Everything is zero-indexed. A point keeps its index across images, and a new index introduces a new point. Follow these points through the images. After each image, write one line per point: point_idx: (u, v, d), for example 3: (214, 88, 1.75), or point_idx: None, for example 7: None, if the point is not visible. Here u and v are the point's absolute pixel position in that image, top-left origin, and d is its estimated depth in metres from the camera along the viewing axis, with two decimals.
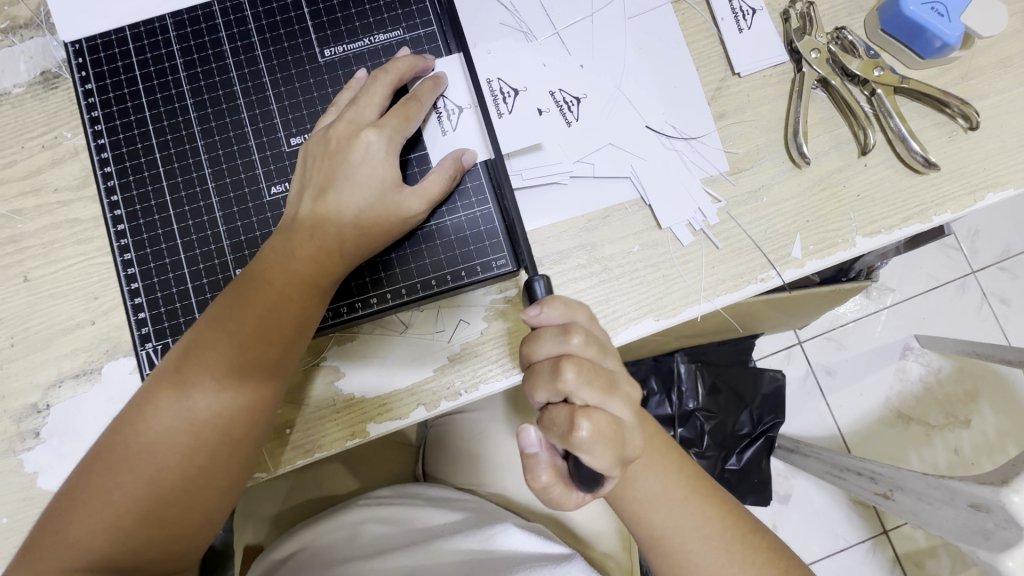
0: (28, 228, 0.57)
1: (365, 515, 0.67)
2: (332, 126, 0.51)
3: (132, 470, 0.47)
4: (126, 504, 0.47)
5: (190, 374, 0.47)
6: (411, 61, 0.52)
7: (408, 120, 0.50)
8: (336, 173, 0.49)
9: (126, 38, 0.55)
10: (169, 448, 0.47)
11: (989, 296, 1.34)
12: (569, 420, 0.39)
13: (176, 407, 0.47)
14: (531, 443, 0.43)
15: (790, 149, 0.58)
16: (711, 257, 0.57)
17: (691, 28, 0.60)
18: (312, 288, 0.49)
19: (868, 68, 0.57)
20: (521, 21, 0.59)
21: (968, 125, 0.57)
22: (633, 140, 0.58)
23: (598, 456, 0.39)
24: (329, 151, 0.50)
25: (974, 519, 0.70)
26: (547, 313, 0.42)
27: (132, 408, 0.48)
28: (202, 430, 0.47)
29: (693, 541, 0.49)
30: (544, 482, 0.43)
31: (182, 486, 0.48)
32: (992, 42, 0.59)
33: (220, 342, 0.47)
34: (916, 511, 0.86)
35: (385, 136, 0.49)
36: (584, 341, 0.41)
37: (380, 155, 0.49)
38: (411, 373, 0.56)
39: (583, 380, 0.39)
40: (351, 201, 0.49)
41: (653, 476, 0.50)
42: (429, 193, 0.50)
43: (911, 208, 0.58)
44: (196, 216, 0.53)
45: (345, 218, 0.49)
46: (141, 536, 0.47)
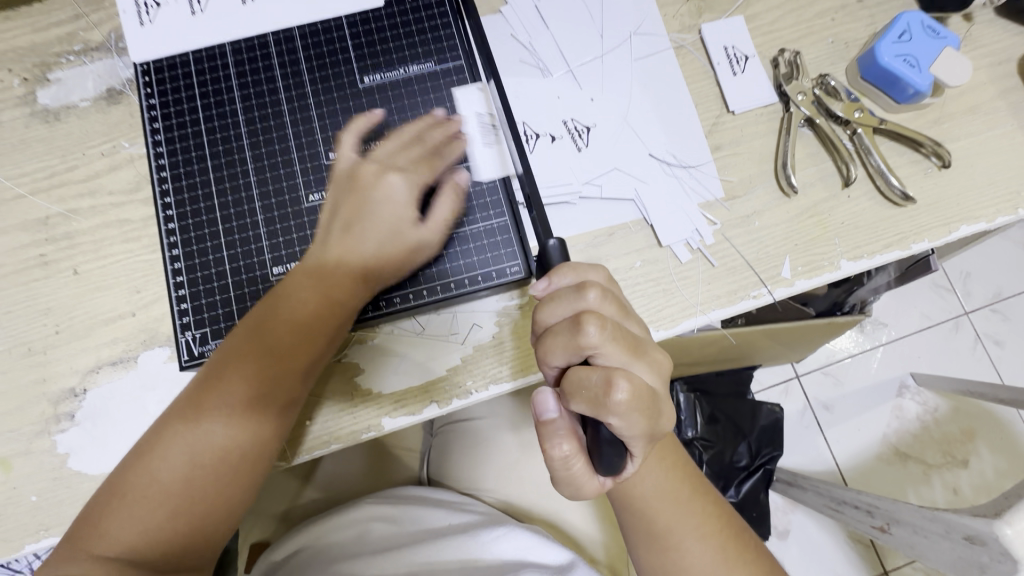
0: (81, 226, 0.63)
1: (373, 514, 0.71)
2: (360, 167, 0.56)
3: (166, 469, 0.50)
4: (159, 500, 0.49)
5: (226, 380, 0.51)
6: (440, 121, 0.59)
7: (433, 170, 0.57)
8: (362, 207, 0.55)
9: (188, 61, 0.62)
10: (201, 448, 0.50)
11: (983, 337, 1.38)
12: (604, 382, 0.39)
13: (197, 431, 0.50)
14: (548, 409, 0.43)
15: (779, 179, 0.63)
16: (707, 275, 0.62)
17: (690, 71, 0.66)
18: (331, 311, 0.53)
19: (851, 110, 0.64)
20: (539, 59, 0.66)
21: (942, 163, 0.63)
22: (637, 166, 0.64)
23: (632, 422, 0.40)
24: (357, 187, 0.55)
25: (969, 550, 0.71)
26: (558, 280, 0.44)
27: (171, 413, 0.51)
28: (236, 431, 0.51)
29: (684, 537, 0.51)
30: (566, 452, 0.42)
31: (207, 497, 0.51)
32: (961, 92, 0.66)
33: (257, 351, 0.51)
34: (913, 543, 0.87)
35: (409, 180, 0.56)
36: (600, 296, 0.43)
37: (401, 196, 0.55)
38: (426, 371, 0.60)
39: (606, 335, 0.41)
40: (370, 238, 0.54)
41: (656, 472, 0.52)
42: (439, 220, 0.56)
43: (891, 236, 0.63)
44: (240, 219, 0.59)
45: (366, 247, 0.54)
46: (170, 531, 0.49)
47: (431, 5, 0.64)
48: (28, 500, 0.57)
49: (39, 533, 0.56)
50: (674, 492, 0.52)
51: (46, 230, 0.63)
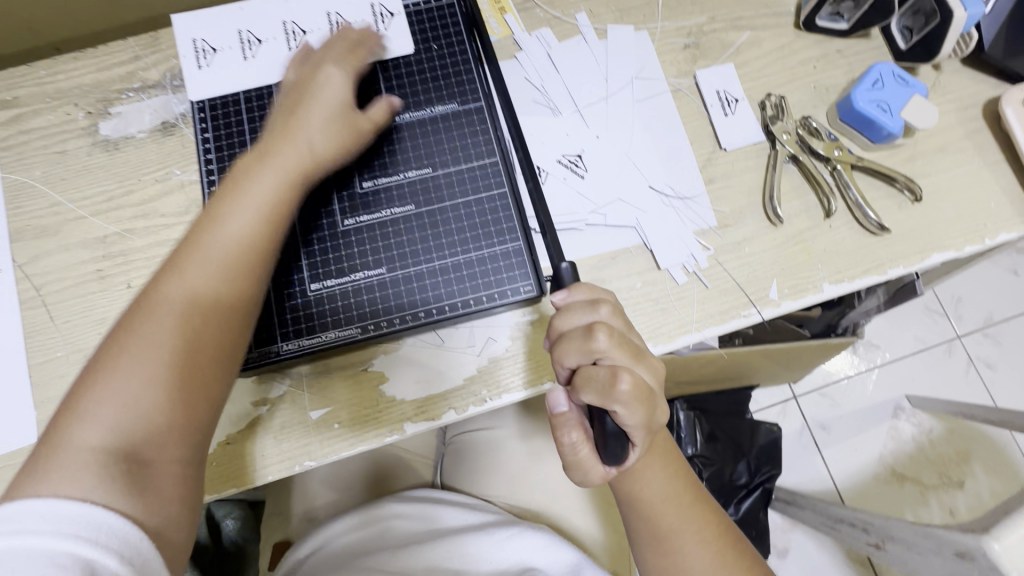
0: (136, 244, 0.70)
1: (395, 512, 0.77)
2: (320, 71, 0.62)
3: (115, 375, 0.45)
4: (116, 418, 0.45)
5: (181, 275, 0.50)
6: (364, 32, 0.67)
7: (359, 61, 0.65)
8: (344, 117, 0.61)
9: (239, 100, 0.70)
10: (156, 342, 0.47)
11: (975, 360, 1.43)
12: (610, 376, 0.45)
13: (147, 328, 0.48)
14: (559, 403, 0.50)
15: (766, 210, 0.70)
16: (702, 295, 0.68)
17: (686, 112, 0.74)
18: (283, 201, 0.56)
19: (830, 148, 0.71)
20: (550, 99, 0.73)
21: (914, 197, 0.70)
22: (638, 197, 0.70)
23: (633, 412, 0.45)
24: (347, 116, 0.61)
25: (961, 565, 0.75)
26: (573, 296, 0.50)
27: (116, 327, 0.49)
28: (202, 304, 0.50)
29: (687, 540, 0.53)
30: (574, 439, 0.49)
31: (167, 411, 0.46)
32: (931, 133, 0.73)
33: (213, 247, 0.52)
34: (908, 560, 0.90)
35: (342, 73, 0.62)
36: (610, 312, 0.49)
37: (339, 83, 0.61)
38: (445, 380, 0.65)
39: (613, 341, 0.46)
40: (319, 104, 0.60)
41: (661, 478, 0.54)
42: (375, 117, 0.63)
43: (869, 262, 0.69)
44: (281, 238, 0.65)
45: (318, 110, 0.59)
46: (134, 448, 0.44)
47: (456, 52, 0.72)
48: None
49: None
50: (678, 496, 0.54)
51: (103, 248, 0.70)
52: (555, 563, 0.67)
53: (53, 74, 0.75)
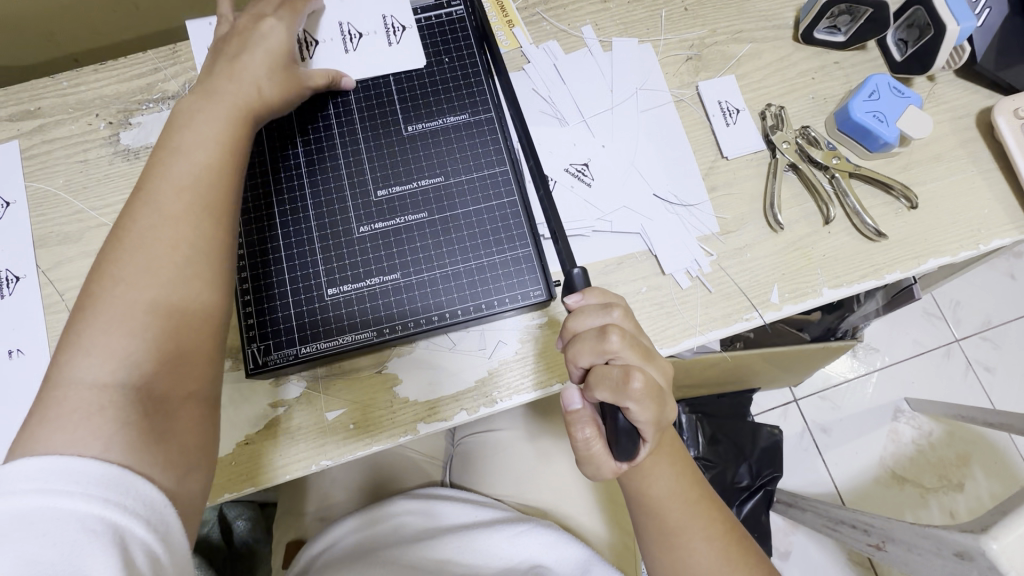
0: None
1: (405, 509, 0.79)
2: (284, 43, 0.65)
3: (101, 334, 0.47)
4: (105, 372, 0.46)
5: (140, 237, 0.51)
6: None
7: (297, 15, 0.67)
8: (283, 67, 0.63)
9: None
10: (133, 296, 0.49)
11: (973, 363, 1.45)
12: (623, 374, 0.47)
13: (120, 284, 0.49)
14: (573, 401, 0.52)
15: (767, 217, 0.72)
16: (705, 300, 0.70)
17: (688, 121, 0.76)
18: (226, 153, 0.56)
19: (829, 157, 0.73)
20: (557, 110, 0.76)
21: (910, 204, 0.72)
22: (643, 204, 0.73)
23: (645, 409, 0.47)
24: (282, 70, 0.63)
25: (961, 565, 0.77)
26: (586, 299, 0.52)
27: (83, 296, 0.49)
28: (178, 253, 0.51)
29: (692, 537, 0.55)
30: (588, 435, 0.51)
31: (154, 357, 0.48)
32: (926, 143, 0.75)
33: (170, 204, 0.52)
34: (907, 560, 0.92)
35: (282, 23, 0.65)
36: (622, 314, 0.51)
37: (281, 35, 0.64)
38: (457, 382, 0.67)
39: (625, 342, 0.49)
40: (261, 60, 0.62)
41: (668, 475, 0.56)
42: (320, 80, 0.67)
43: (868, 268, 0.71)
44: (299, 244, 0.67)
45: (259, 69, 0.62)
46: (137, 396, 0.46)
47: (467, 65, 0.74)
48: None
49: None
50: (685, 493, 0.56)
51: None
52: (566, 559, 0.70)
53: (75, 85, 0.77)
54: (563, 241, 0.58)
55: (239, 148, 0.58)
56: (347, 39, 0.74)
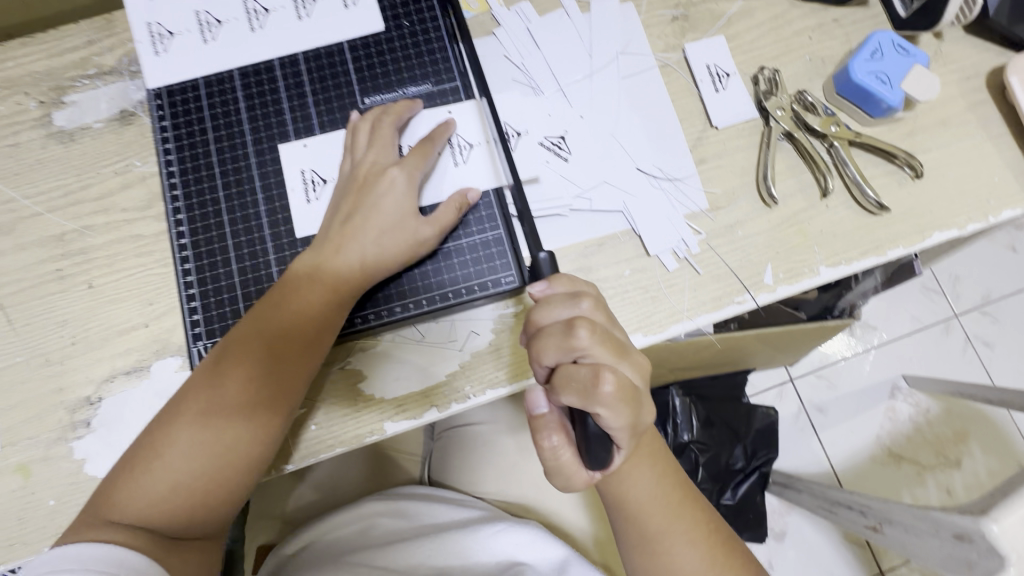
0: (96, 241, 0.66)
1: (380, 509, 0.75)
2: (360, 165, 0.61)
3: (183, 439, 0.53)
4: (171, 471, 0.53)
5: (230, 362, 0.55)
6: (406, 106, 0.63)
7: (401, 113, 0.63)
8: (364, 203, 0.59)
9: (198, 86, 0.67)
10: (216, 409, 0.54)
11: (972, 338, 1.41)
12: (592, 375, 0.42)
13: (214, 393, 0.54)
14: (539, 405, 0.48)
15: (760, 190, 0.67)
16: (694, 282, 0.65)
17: (675, 88, 0.70)
18: (319, 310, 0.57)
19: (827, 124, 0.67)
20: (531, 78, 0.69)
21: (914, 173, 0.67)
22: (625, 180, 0.67)
23: (617, 414, 0.42)
24: (357, 185, 0.60)
25: (958, 548, 0.73)
26: (553, 288, 0.47)
27: (181, 393, 0.56)
28: (252, 395, 0.55)
29: (674, 541, 0.51)
30: (555, 443, 0.47)
31: (211, 472, 0.54)
32: (932, 106, 0.69)
33: (258, 337, 0.56)
34: (906, 544, 0.89)
35: (385, 132, 0.61)
36: (592, 306, 0.46)
37: (402, 189, 0.59)
38: (424, 377, 0.62)
39: (596, 338, 0.44)
40: (376, 226, 0.58)
41: (649, 479, 0.52)
42: (442, 221, 0.59)
43: (868, 244, 0.66)
44: (249, 234, 0.63)
45: (369, 240, 0.58)
46: (182, 503, 0.53)
47: (428, 30, 0.68)
48: (46, 504, 0.59)
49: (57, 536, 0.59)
50: (666, 496, 0.52)
51: (62, 246, 0.65)
52: (543, 559, 0.66)
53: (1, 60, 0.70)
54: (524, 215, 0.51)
55: (313, 326, 0.57)
56: (455, 150, 0.64)
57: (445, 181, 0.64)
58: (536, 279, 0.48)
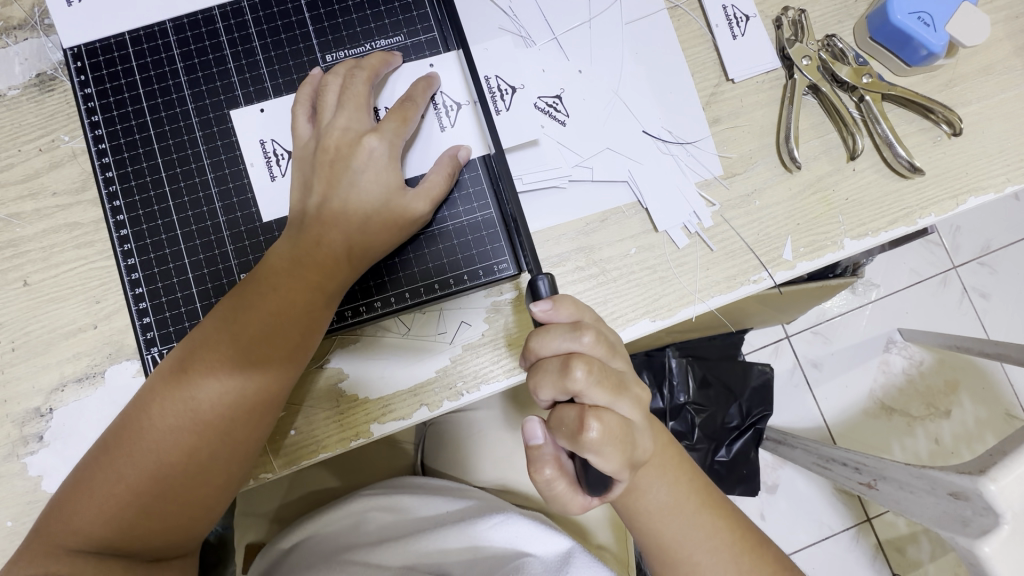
0: (27, 231, 0.57)
1: (369, 504, 0.70)
2: (328, 134, 0.51)
3: (148, 454, 0.48)
4: (137, 490, 0.48)
5: (196, 369, 0.49)
6: (382, 57, 0.54)
7: (376, 70, 0.53)
8: (339, 180, 0.50)
9: (125, 42, 0.57)
10: (184, 423, 0.48)
11: (969, 290, 1.29)
12: (578, 420, 0.39)
13: (182, 403, 0.48)
14: (535, 436, 0.44)
15: (782, 153, 0.59)
16: (706, 260, 0.59)
17: (686, 35, 0.61)
18: (295, 311, 0.49)
19: (857, 75, 0.59)
20: (520, 26, 0.60)
21: (952, 131, 0.59)
22: (630, 144, 0.59)
23: (607, 457, 0.39)
24: (328, 159, 0.51)
25: (953, 506, 0.65)
26: (557, 312, 0.42)
27: (140, 402, 0.49)
28: (227, 406, 0.49)
29: (694, 550, 0.49)
30: (548, 476, 0.43)
31: (187, 486, 0.49)
32: (974, 51, 0.61)
33: (225, 339, 0.49)
34: (898, 499, 0.80)
35: (356, 93, 0.52)
36: (594, 339, 0.42)
37: (383, 161, 0.51)
38: (412, 377, 0.57)
39: (593, 379, 0.40)
40: (359, 207, 0.50)
41: (662, 487, 0.50)
42: (433, 193, 0.52)
43: (897, 211, 0.60)
44: (200, 220, 0.55)
45: (352, 223, 0.50)
46: (151, 524, 0.48)
47: None
48: (3, 526, 0.54)
49: None
50: (681, 503, 0.50)
51: None
52: (546, 550, 0.62)
53: None
54: (528, 244, 0.46)
55: (288, 332, 0.49)
56: (440, 111, 0.55)
57: (431, 144, 0.55)
58: (536, 298, 0.42)
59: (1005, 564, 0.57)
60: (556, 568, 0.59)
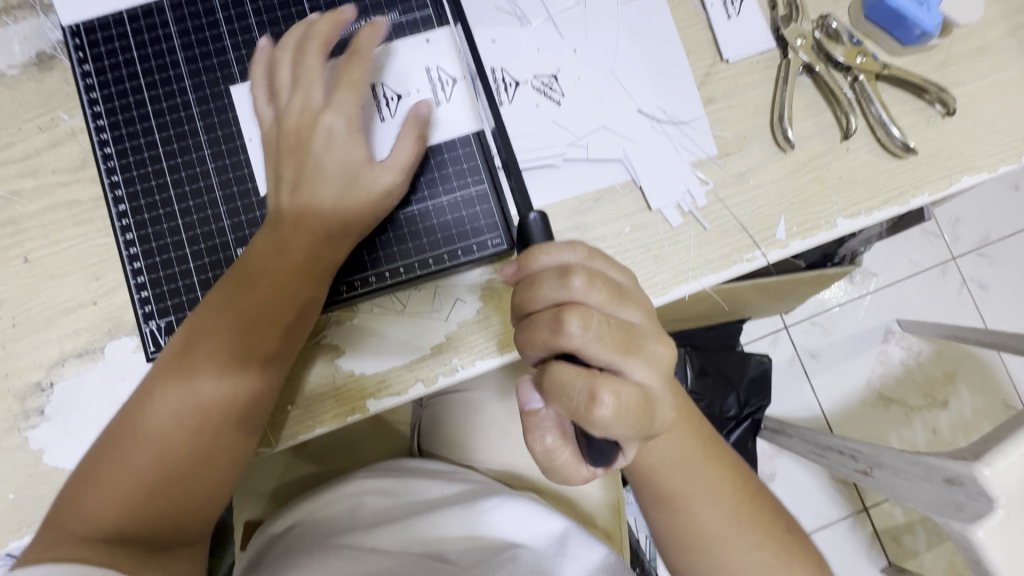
0: (27, 209, 0.57)
1: (364, 487, 0.71)
2: (289, 116, 0.52)
3: (154, 440, 0.49)
4: (144, 477, 0.48)
5: (196, 355, 0.49)
6: (331, 19, 0.52)
7: (326, 37, 0.52)
8: (303, 161, 0.51)
9: (123, 20, 0.57)
10: (187, 409, 0.49)
11: (968, 280, 1.29)
12: (589, 394, 0.38)
13: (184, 388, 0.49)
14: (532, 400, 0.44)
15: (775, 133, 0.60)
16: (699, 239, 0.59)
17: (681, 15, 0.61)
18: (292, 295, 0.50)
19: (852, 55, 0.59)
20: (516, 6, 0.60)
21: (945, 111, 0.60)
22: (625, 123, 0.59)
23: (618, 430, 0.39)
24: (292, 142, 0.52)
25: (949, 491, 0.66)
26: (541, 262, 0.42)
27: (141, 390, 0.50)
28: (232, 390, 0.50)
29: (696, 501, 0.50)
30: (549, 444, 0.44)
31: (195, 469, 0.50)
32: (969, 31, 0.61)
33: (225, 325, 0.49)
34: (894, 485, 0.81)
35: (307, 70, 0.52)
36: (585, 282, 0.41)
37: (343, 135, 0.51)
38: (407, 353, 0.57)
39: (591, 334, 0.39)
40: (328, 189, 0.51)
41: (668, 441, 0.50)
42: (398, 164, 0.51)
43: (890, 191, 0.60)
44: (197, 197, 0.56)
45: (324, 202, 0.51)
46: (160, 509, 0.49)
47: None
48: (5, 498, 0.54)
49: (20, 531, 0.54)
50: (685, 457, 0.50)
51: None
52: (541, 531, 0.63)
53: None
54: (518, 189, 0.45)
55: (287, 314, 0.50)
56: (435, 86, 0.56)
57: (397, 119, 0.55)
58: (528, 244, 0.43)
59: (997, 549, 0.58)
60: (551, 552, 0.60)
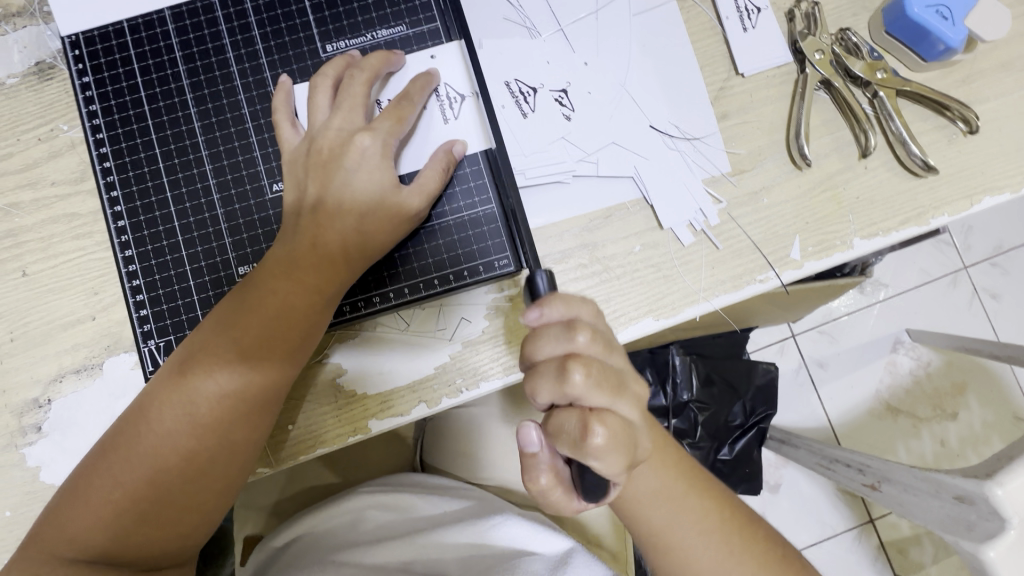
0: (26, 221, 0.56)
1: (369, 502, 0.70)
2: (320, 134, 0.50)
3: (149, 460, 0.48)
4: (135, 497, 0.47)
5: (196, 373, 0.48)
6: (383, 56, 0.52)
7: (376, 73, 0.52)
8: (331, 179, 0.50)
9: (124, 31, 0.56)
10: (183, 429, 0.48)
11: (980, 291, 1.27)
12: (581, 426, 0.38)
13: (181, 406, 0.48)
14: (531, 442, 0.43)
15: (791, 149, 0.58)
16: (711, 258, 0.57)
17: (695, 27, 0.59)
18: (296, 314, 0.49)
19: (872, 70, 0.58)
20: (526, 17, 0.58)
21: (967, 129, 0.58)
22: (636, 139, 0.58)
23: (610, 464, 0.38)
24: (321, 161, 0.50)
25: (957, 510, 0.64)
26: (547, 314, 0.41)
27: (139, 406, 0.49)
28: (229, 411, 0.48)
29: (685, 536, 0.49)
30: (542, 485, 0.43)
31: (184, 493, 0.49)
32: (993, 46, 0.59)
33: (224, 345, 0.48)
34: (901, 502, 0.78)
35: (353, 101, 0.50)
36: (590, 337, 0.40)
37: (376, 159, 0.50)
38: (410, 373, 0.56)
39: (591, 381, 0.39)
40: (353, 210, 0.49)
41: (649, 474, 0.49)
42: (428, 189, 0.51)
43: (909, 210, 0.58)
44: (197, 213, 0.54)
45: (347, 223, 0.49)
46: (147, 532, 0.48)
47: None
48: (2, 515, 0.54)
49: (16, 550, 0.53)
50: (670, 488, 0.50)
51: None
52: (545, 549, 0.61)
53: None
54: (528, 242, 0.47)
55: (289, 333, 0.49)
56: (443, 103, 0.55)
57: (427, 139, 0.54)
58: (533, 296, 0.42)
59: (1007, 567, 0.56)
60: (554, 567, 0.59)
